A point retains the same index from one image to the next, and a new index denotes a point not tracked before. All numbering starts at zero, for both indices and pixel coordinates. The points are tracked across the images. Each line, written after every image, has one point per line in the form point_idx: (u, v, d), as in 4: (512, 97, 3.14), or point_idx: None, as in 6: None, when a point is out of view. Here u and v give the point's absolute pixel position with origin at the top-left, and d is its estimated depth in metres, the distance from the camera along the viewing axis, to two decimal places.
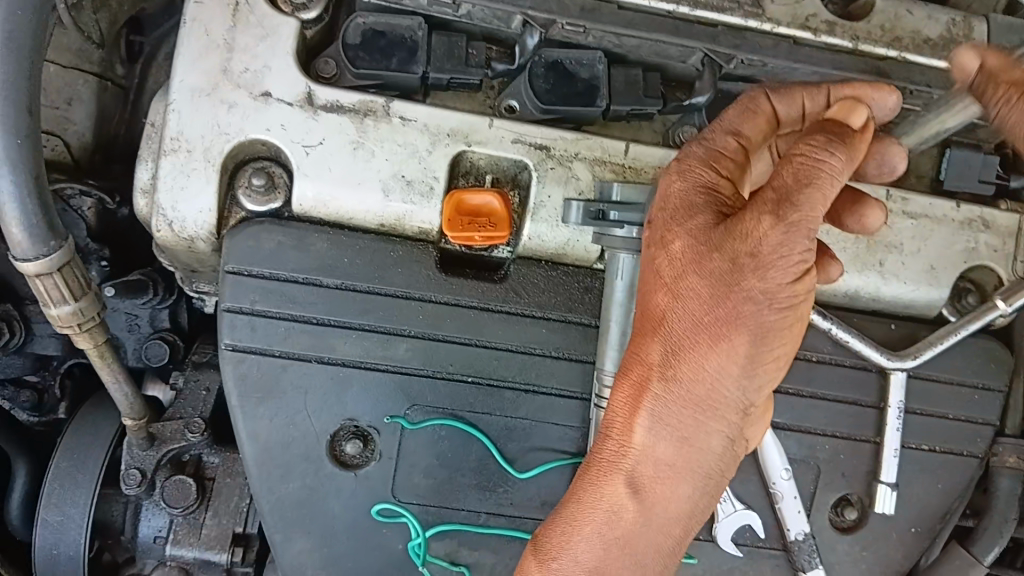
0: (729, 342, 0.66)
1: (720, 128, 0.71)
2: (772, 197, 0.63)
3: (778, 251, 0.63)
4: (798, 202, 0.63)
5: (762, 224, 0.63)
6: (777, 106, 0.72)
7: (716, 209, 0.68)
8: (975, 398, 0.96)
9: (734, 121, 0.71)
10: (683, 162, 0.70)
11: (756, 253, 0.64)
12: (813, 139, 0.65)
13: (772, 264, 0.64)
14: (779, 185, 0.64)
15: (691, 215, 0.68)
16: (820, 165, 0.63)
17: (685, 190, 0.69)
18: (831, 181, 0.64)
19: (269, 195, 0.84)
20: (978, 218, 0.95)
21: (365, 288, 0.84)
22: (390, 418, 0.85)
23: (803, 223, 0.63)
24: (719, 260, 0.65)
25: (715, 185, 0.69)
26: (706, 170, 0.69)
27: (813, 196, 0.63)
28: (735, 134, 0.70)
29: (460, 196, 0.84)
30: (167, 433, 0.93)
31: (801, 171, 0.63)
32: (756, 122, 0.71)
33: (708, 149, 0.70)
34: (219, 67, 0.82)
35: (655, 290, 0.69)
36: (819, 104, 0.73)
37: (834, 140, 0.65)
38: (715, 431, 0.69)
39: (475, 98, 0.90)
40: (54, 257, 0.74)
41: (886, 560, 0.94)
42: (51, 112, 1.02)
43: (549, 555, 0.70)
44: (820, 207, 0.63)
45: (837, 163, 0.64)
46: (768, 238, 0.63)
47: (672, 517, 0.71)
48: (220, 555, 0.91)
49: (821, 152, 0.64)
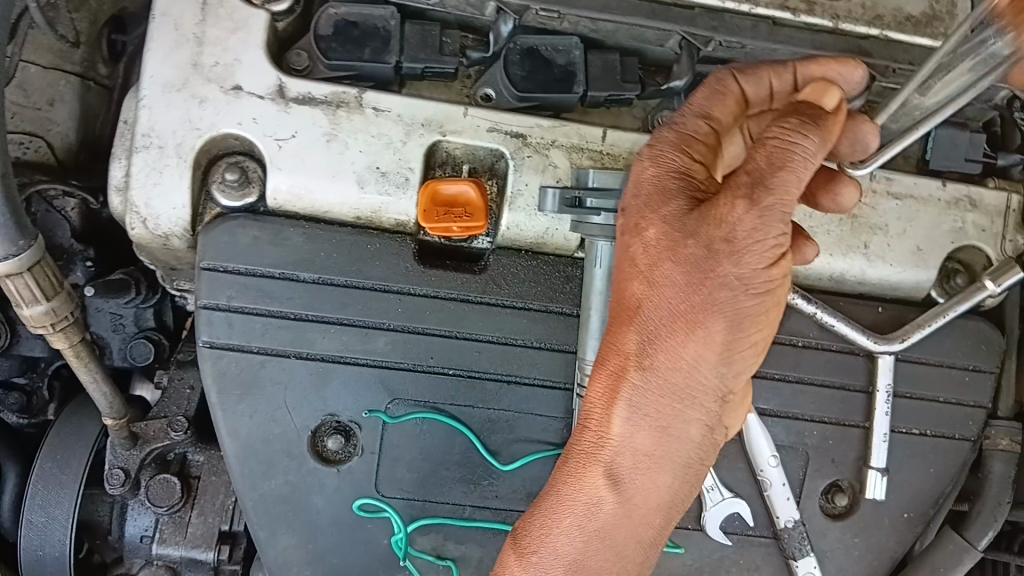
0: (706, 329, 0.65)
1: (690, 112, 0.70)
2: (746, 180, 0.63)
3: (752, 236, 0.63)
4: (772, 185, 0.62)
5: (735, 209, 0.62)
6: (744, 86, 0.72)
7: (689, 194, 0.67)
8: (965, 380, 0.94)
9: (703, 104, 0.70)
10: (654, 147, 0.69)
11: (730, 238, 0.63)
12: (785, 122, 0.65)
13: (747, 249, 0.63)
14: (753, 168, 0.63)
15: (664, 201, 0.66)
16: (794, 148, 0.63)
17: (657, 176, 0.67)
18: (805, 164, 0.63)
19: (243, 190, 0.83)
20: (965, 197, 0.94)
21: (342, 282, 0.84)
22: (370, 412, 0.85)
23: (777, 207, 0.62)
24: (694, 246, 0.64)
25: (687, 169, 0.68)
26: (679, 155, 0.68)
27: (787, 178, 0.62)
28: (705, 118, 0.70)
29: (435, 186, 0.83)
30: (150, 433, 0.92)
31: (774, 154, 0.63)
32: (725, 104, 0.71)
33: (679, 134, 0.69)
34: (190, 61, 0.82)
35: (630, 278, 0.68)
36: (786, 83, 0.73)
37: (806, 122, 0.65)
38: (694, 420, 0.68)
39: (452, 88, 0.90)
40: (25, 257, 0.74)
41: (879, 546, 0.93)
42: (33, 113, 1.00)
43: (529, 549, 0.68)
44: (794, 190, 0.63)
45: (810, 145, 0.64)
46: (742, 222, 0.62)
47: (652, 507, 0.70)
48: (206, 554, 0.90)
49: (794, 134, 0.64)
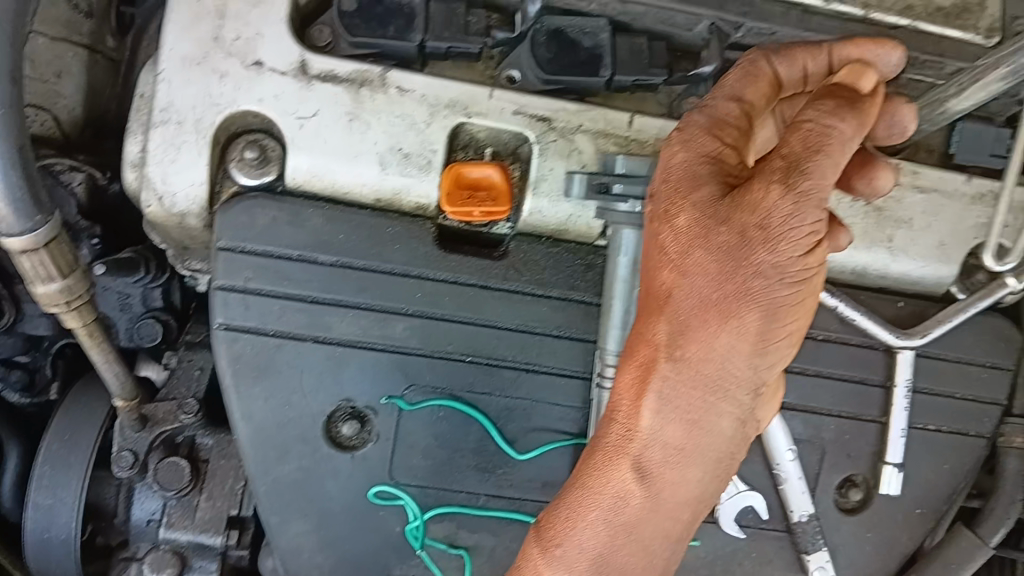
0: (738, 319, 0.64)
1: (721, 94, 0.68)
2: (781, 164, 0.61)
3: (788, 223, 0.61)
4: (808, 169, 0.60)
5: (770, 195, 0.61)
6: (777, 68, 0.70)
7: (721, 179, 0.66)
8: (983, 377, 0.94)
9: (735, 86, 0.68)
10: (685, 132, 0.67)
11: (765, 225, 0.61)
12: (821, 105, 0.62)
13: (782, 237, 0.61)
14: (788, 152, 0.61)
15: (696, 187, 0.65)
16: (829, 131, 0.61)
17: (687, 161, 0.66)
18: (842, 149, 0.61)
19: (262, 168, 0.81)
20: (989, 193, 0.93)
21: (360, 266, 0.82)
22: (387, 398, 0.83)
23: (814, 192, 0.60)
24: (727, 234, 0.63)
25: (719, 154, 0.66)
26: (709, 139, 0.66)
27: (823, 163, 0.60)
28: (737, 100, 0.68)
29: (459, 169, 0.82)
30: (159, 415, 0.91)
31: (808, 138, 0.61)
32: (757, 86, 0.69)
33: (710, 117, 0.67)
34: (210, 35, 0.80)
35: (661, 266, 0.67)
36: (821, 65, 0.71)
37: (843, 104, 0.63)
38: (726, 413, 0.67)
39: (476, 69, 0.87)
40: (42, 233, 0.72)
41: (892, 541, 0.93)
42: (41, 85, 0.97)
43: (553, 541, 0.68)
44: (831, 174, 0.61)
45: (847, 128, 0.61)
46: (778, 209, 0.61)
47: (681, 501, 0.69)
48: (214, 539, 0.89)
49: (829, 117, 0.62)
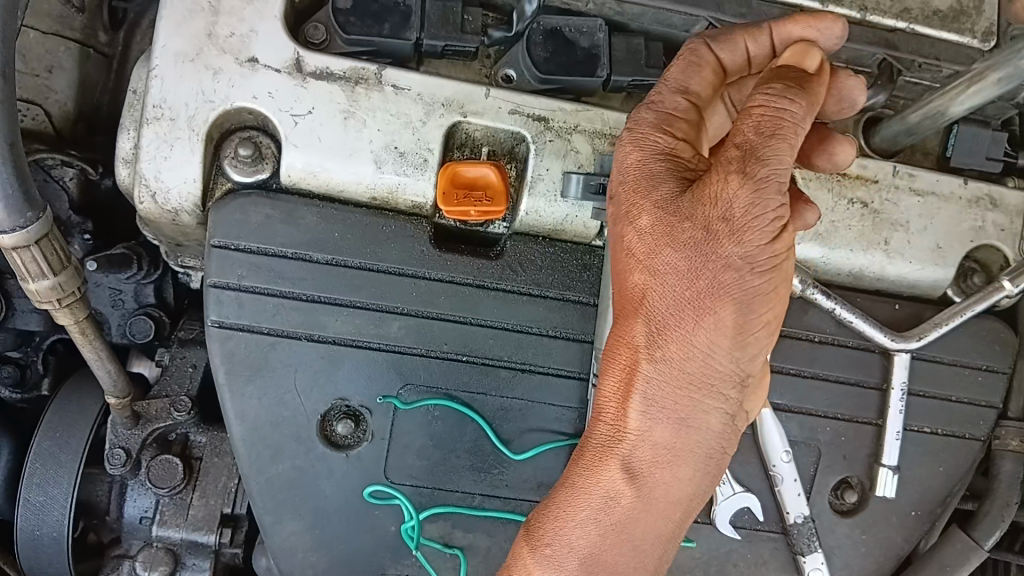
0: (715, 315, 0.63)
1: (666, 89, 0.68)
2: (736, 154, 0.61)
3: (750, 212, 0.61)
4: (764, 155, 0.61)
5: (729, 185, 0.61)
6: (719, 55, 0.70)
7: (678, 175, 0.65)
8: (978, 380, 0.94)
9: (680, 78, 0.68)
10: (636, 130, 0.67)
11: (727, 217, 0.61)
12: (768, 88, 0.62)
13: (747, 226, 0.61)
14: (742, 141, 0.61)
15: (656, 185, 0.65)
16: (781, 114, 0.61)
17: (644, 160, 0.66)
18: (795, 129, 0.62)
19: (256, 165, 0.80)
20: (986, 196, 0.93)
21: (355, 264, 0.82)
22: (383, 398, 0.83)
23: (772, 178, 0.61)
24: (691, 229, 0.63)
25: (673, 149, 0.66)
26: (661, 135, 0.66)
27: (779, 147, 0.61)
28: (683, 93, 0.68)
29: (455, 168, 0.81)
30: (151, 412, 0.90)
31: (761, 123, 0.61)
32: (703, 76, 0.69)
33: (658, 112, 0.67)
34: (204, 30, 0.79)
35: (630, 268, 0.66)
36: (763, 47, 0.70)
37: (791, 86, 0.62)
38: (712, 409, 0.67)
39: (471, 68, 0.87)
40: (32, 229, 0.72)
41: (886, 543, 0.93)
42: (32, 80, 0.96)
43: (542, 542, 0.67)
44: (787, 157, 0.61)
45: (798, 110, 0.62)
46: (738, 199, 0.61)
47: (673, 500, 0.68)
48: (208, 537, 0.89)
49: (779, 100, 0.62)
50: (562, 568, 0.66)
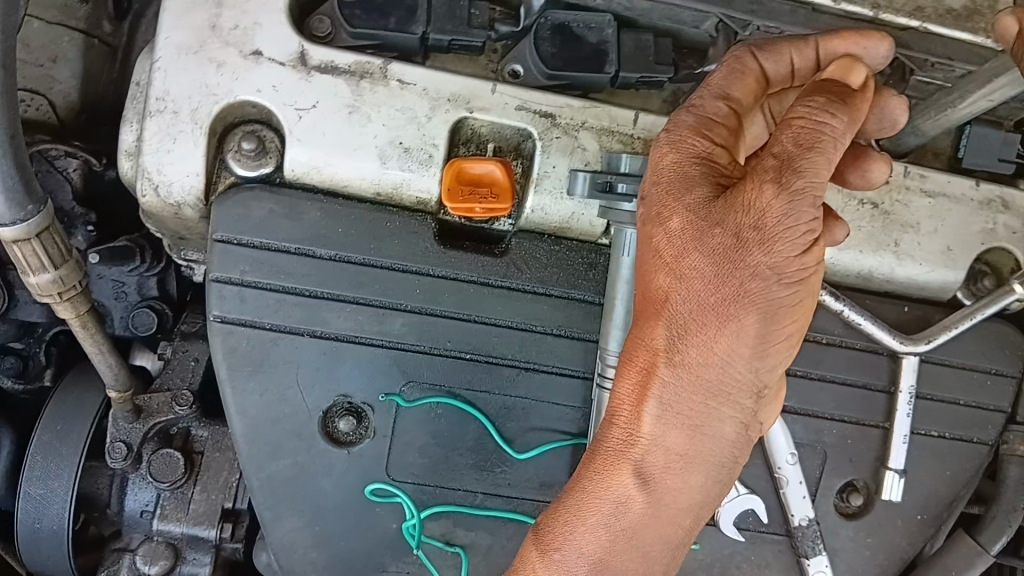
0: (737, 323, 0.62)
1: (708, 93, 0.67)
2: (773, 163, 0.60)
3: (783, 223, 0.60)
4: (802, 167, 0.59)
5: (764, 194, 0.59)
6: (764, 64, 0.69)
7: (712, 180, 0.64)
8: (987, 384, 0.93)
9: (722, 84, 0.67)
10: (673, 133, 0.66)
11: (760, 226, 0.60)
12: (811, 100, 0.61)
13: (778, 237, 0.60)
14: (780, 151, 0.60)
15: (689, 188, 0.64)
16: (821, 128, 0.60)
17: (678, 163, 0.65)
18: (834, 144, 0.60)
19: (260, 160, 0.80)
20: (997, 197, 0.92)
21: (359, 261, 0.81)
22: (386, 396, 0.82)
23: (808, 190, 0.59)
24: (721, 235, 0.62)
25: (710, 154, 0.65)
26: (698, 139, 0.65)
27: (817, 160, 0.59)
28: (724, 98, 0.67)
29: (461, 164, 0.80)
30: (153, 406, 0.90)
31: (800, 135, 0.60)
32: (745, 83, 0.68)
33: (697, 117, 0.66)
34: (208, 22, 0.78)
35: (656, 270, 0.65)
36: (808, 60, 0.69)
37: (834, 100, 0.61)
38: (728, 418, 0.66)
39: (478, 62, 0.87)
40: (33, 223, 0.71)
41: (891, 548, 0.92)
42: (36, 70, 0.98)
43: (551, 546, 0.66)
44: (824, 171, 0.59)
45: (839, 125, 0.60)
46: (772, 208, 0.59)
47: (683, 507, 0.68)
48: (208, 532, 0.88)
49: (821, 114, 0.60)
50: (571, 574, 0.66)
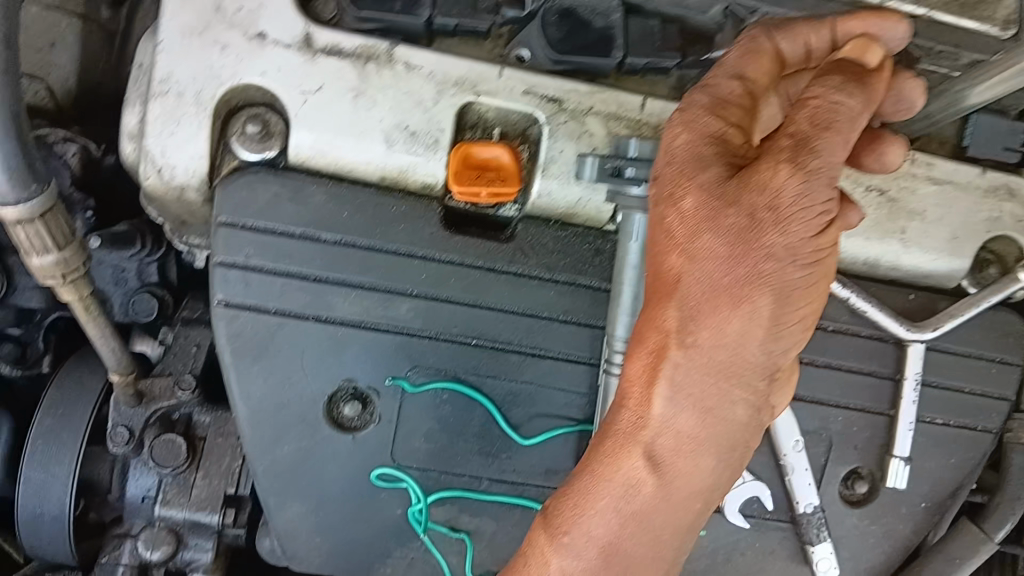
0: (752, 304, 0.62)
1: (722, 73, 0.67)
2: (788, 143, 0.60)
3: (799, 203, 0.59)
4: (817, 147, 0.59)
5: (779, 174, 0.59)
6: (780, 44, 0.68)
7: (726, 160, 0.64)
8: (992, 372, 0.93)
9: (737, 64, 0.67)
10: (687, 111, 0.66)
11: (774, 206, 0.60)
12: (827, 80, 0.60)
13: (794, 217, 0.60)
14: (795, 131, 0.60)
15: (701, 168, 0.64)
16: (837, 108, 0.59)
17: (692, 142, 0.65)
18: (851, 124, 0.59)
19: (264, 143, 0.79)
20: (1003, 186, 0.92)
21: (365, 245, 0.80)
22: (392, 379, 0.82)
23: (823, 170, 0.59)
24: (735, 216, 0.61)
25: (724, 134, 0.65)
26: (712, 119, 0.65)
27: (832, 140, 0.59)
28: (739, 78, 0.66)
29: (468, 148, 0.80)
30: (155, 391, 0.90)
31: (816, 115, 0.59)
32: (760, 63, 0.67)
33: (711, 96, 0.66)
34: (213, 4, 0.77)
35: (668, 251, 0.65)
36: (824, 40, 0.68)
37: (850, 80, 0.60)
38: (741, 400, 0.65)
39: (483, 47, 0.85)
40: (36, 203, 0.70)
41: (894, 534, 0.93)
42: (35, 55, 0.96)
43: (561, 529, 0.66)
44: (839, 152, 0.59)
45: (855, 104, 0.59)
46: (787, 188, 0.59)
47: (694, 491, 0.67)
48: (211, 517, 0.88)
49: (837, 93, 0.60)
50: (581, 557, 0.66)
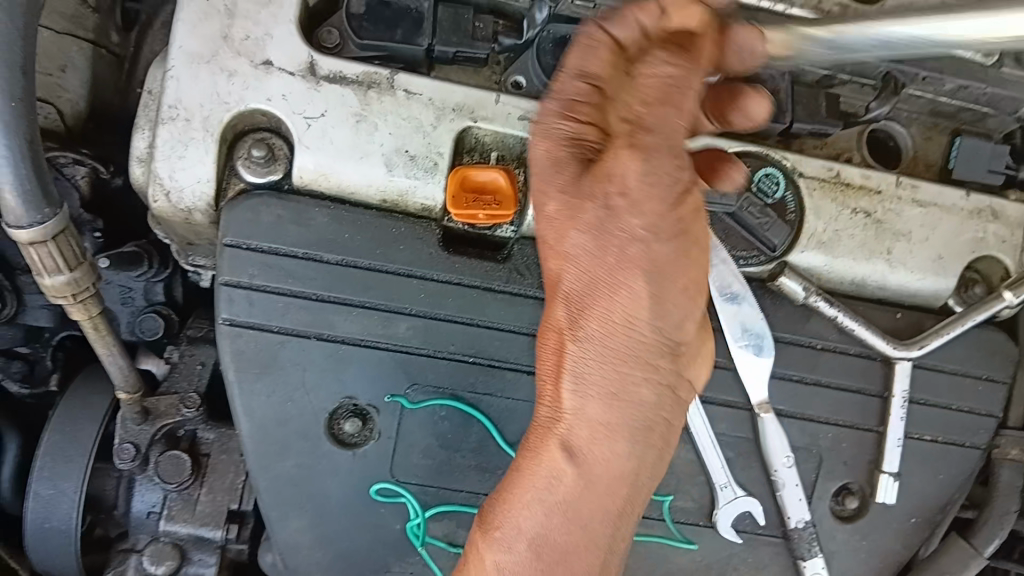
0: (628, 290, 0.65)
1: (565, 74, 0.64)
2: (625, 128, 0.62)
3: (647, 180, 0.61)
4: (651, 125, 0.61)
5: (620, 160, 0.61)
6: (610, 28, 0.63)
7: (583, 158, 0.64)
8: (978, 389, 0.95)
9: (577, 63, 0.63)
10: (542, 121, 0.65)
11: (624, 191, 0.62)
12: (648, 57, 0.61)
13: (645, 197, 0.62)
14: (629, 115, 0.61)
15: (558, 171, 0.65)
16: (655, 82, 0.60)
17: (550, 150, 0.65)
18: (684, 95, 0.61)
19: (269, 166, 0.82)
20: (987, 208, 0.94)
21: (365, 266, 0.83)
22: (391, 397, 0.84)
23: (663, 146, 0.61)
24: (592, 209, 0.64)
25: (579, 133, 0.64)
26: (565, 121, 0.64)
27: (668, 115, 0.60)
28: (583, 74, 0.64)
29: (466, 173, 0.83)
30: (161, 408, 0.92)
31: (648, 94, 0.61)
32: (599, 54, 0.63)
33: (561, 98, 0.64)
34: (220, 33, 0.80)
35: (547, 256, 0.68)
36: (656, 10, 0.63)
37: (671, 52, 0.61)
38: (642, 380, 0.68)
39: (482, 73, 0.89)
40: (49, 226, 0.73)
41: (884, 549, 0.94)
42: (46, 79, 0.97)
43: (493, 525, 0.69)
44: (678, 123, 0.61)
45: (675, 74, 0.60)
46: (630, 172, 0.61)
47: (616, 476, 0.69)
48: (214, 532, 0.90)
49: (657, 68, 0.60)
50: (511, 550, 0.69)
